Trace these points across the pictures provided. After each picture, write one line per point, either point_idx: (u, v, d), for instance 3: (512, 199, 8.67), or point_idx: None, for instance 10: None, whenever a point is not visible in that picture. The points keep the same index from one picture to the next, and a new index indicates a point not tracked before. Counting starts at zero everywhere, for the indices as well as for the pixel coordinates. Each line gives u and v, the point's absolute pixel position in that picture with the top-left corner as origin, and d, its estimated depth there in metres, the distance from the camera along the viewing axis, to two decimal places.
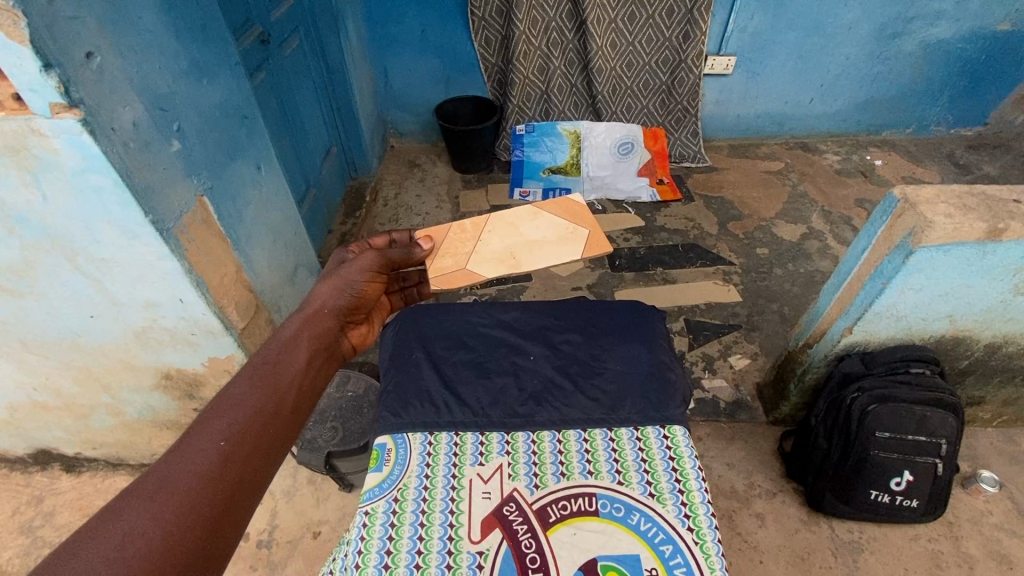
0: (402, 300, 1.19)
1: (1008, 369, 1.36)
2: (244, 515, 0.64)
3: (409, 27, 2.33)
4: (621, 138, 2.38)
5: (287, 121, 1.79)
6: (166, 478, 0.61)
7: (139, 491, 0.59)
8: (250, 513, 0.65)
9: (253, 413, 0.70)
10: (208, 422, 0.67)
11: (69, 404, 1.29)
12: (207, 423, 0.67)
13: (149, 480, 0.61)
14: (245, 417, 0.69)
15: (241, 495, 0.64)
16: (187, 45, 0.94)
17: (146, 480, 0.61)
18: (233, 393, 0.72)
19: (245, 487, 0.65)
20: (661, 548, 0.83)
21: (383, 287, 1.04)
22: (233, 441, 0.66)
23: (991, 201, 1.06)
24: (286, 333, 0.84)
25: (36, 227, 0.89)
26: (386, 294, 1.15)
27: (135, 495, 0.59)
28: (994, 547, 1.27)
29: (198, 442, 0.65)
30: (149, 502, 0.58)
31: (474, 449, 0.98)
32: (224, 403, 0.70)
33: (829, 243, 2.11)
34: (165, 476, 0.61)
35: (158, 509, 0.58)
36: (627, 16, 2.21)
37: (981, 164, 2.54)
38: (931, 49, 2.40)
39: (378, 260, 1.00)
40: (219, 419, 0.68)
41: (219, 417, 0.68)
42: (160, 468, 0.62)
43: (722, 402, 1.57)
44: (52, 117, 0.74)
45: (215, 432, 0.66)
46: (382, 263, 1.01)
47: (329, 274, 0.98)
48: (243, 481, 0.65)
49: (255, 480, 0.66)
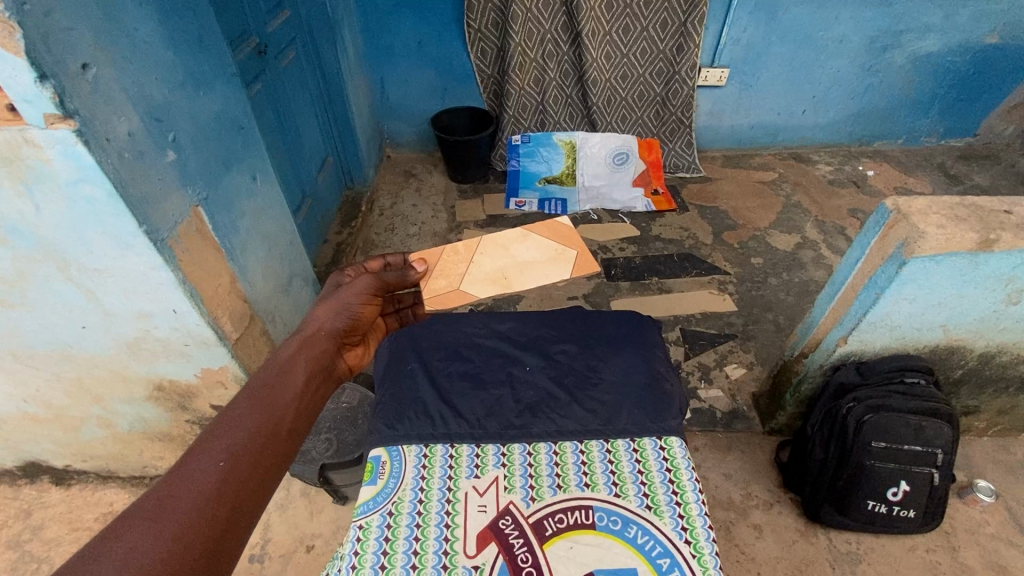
0: (397, 321, 1.24)
1: (1002, 379, 1.36)
2: (243, 534, 0.63)
3: (405, 39, 2.34)
4: (616, 149, 2.42)
5: (283, 130, 1.79)
6: (168, 498, 0.60)
7: (140, 511, 0.59)
8: (249, 531, 0.64)
9: (252, 433, 0.69)
10: (207, 443, 0.67)
11: (59, 416, 1.27)
12: (206, 444, 0.67)
13: (151, 499, 0.60)
14: (244, 437, 0.69)
15: (241, 513, 0.63)
16: (183, 57, 0.94)
17: (147, 501, 0.60)
18: (232, 414, 0.72)
19: (246, 505, 0.64)
20: (658, 561, 0.82)
21: (377, 310, 1.03)
22: (231, 461, 0.65)
23: (982, 212, 1.07)
24: (283, 355, 0.83)
25: (30, 238, 0.88)
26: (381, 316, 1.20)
27: (135, 515, 0.58)
28: (991, 556, 1.27)
29: (197, 463, 0.64)
30: (149, 521, 0.58)
31: (469, 462, 0.97)
32: (223, 424, 0.70)
33: (823, 253, 2.13)
34: (165, 497, 0.61)
35: (158, 530, 0.57)
36: (622, 29, 2.23)
37: (971, 175, 2.57)
38: (920, 62, 2.43)
39: (374, 283, 0.99)
40: (218, 438, 0.67)
41: (218, 437, 0.67)
42: (161, 488, 0.62)
43: (718, 412, 1.57)
44: (46, 128, 0.73)
45: (215, 452, 0.66)
46: (377, 285, 0.99)
47: (324, 297, 0.97)
48: (244, 499, 0.64)
49: (254, 499, 0.65)
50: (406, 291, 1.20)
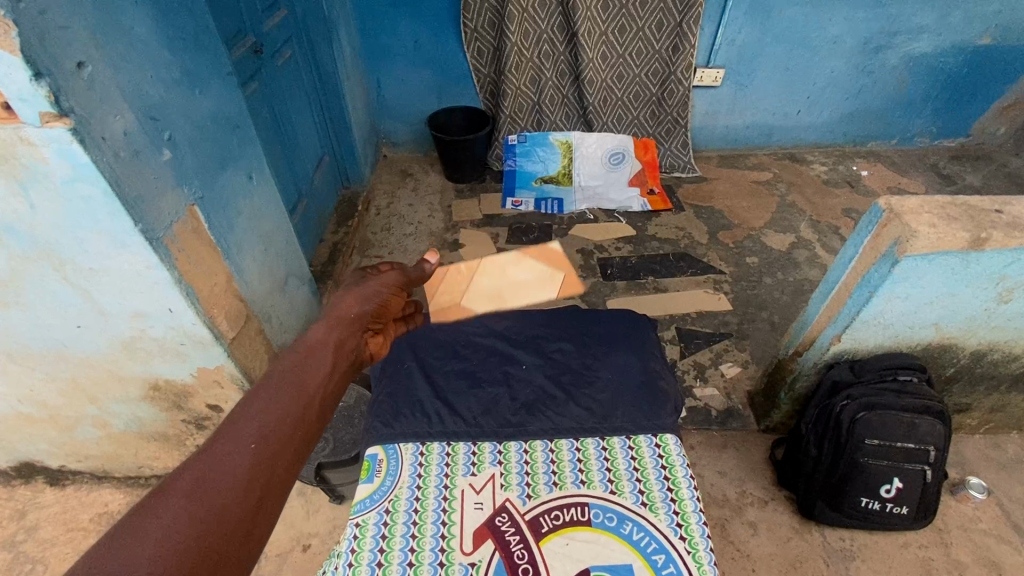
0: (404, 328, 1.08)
1: (993, 377, 1.38)
2: (272, 518, 0.62)
3: (401, 38, 2.35)
4: (612, 149, 2.43)
5: (279, 129, 1.79)
6: (201, 479, 0.60)
7: (173, 490, 0.58)
8: (279, 515, 0.63)
9: (283, 415, 0.68)
10: (239, 424, 0.66)
11: (53, 416, 1.27)
12: (237, 424, 0.66)
13: (184, 479, 0.59)
14: (275, 419, 0.67)
15: (271, 498, 0.62)
16: (179, 55, 0.94)
17: (180, 480, 0.59)
18: (263, 395, 0.70)
19: (276, 490, 0.63)
20: (653, 558, 0.83)
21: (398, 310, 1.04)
22: (263, 445, 0.64)
23: (974, 211, 1.08)
24: (311, 338, 0.81)
25: (25, 237, 0.88)
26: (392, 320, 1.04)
27: (170, 494, 0.58)
28: (983, 553, 1.28)
29: (229, 444, 0.63)
30: (183, 501, 0.57)
31: (466, 459, 0.98)
32: (254, 406, 0.68)
33: (817, 252, 2.14)
34: (198, 478, 0.60)
35: (191, 512, 0.57)
36: (617, 29, 2.24)
37: (964, 174, 2.59)
38: (913, 62, 2.45)
39: (401, 278, 1.02)
40: (249, 420, 0.66)
41: (249, 419, 0.66)
42: (194, 467, 0.61)
43: (713, 411, 1.58)
44: (41, 127, 0.73)
45: (247, 434, 0.64)
46: (402, 281, 1.02)
47: (348, 286, 0.97)
48: (274, 484, 0.63)
49: (284, 484, 0.64)
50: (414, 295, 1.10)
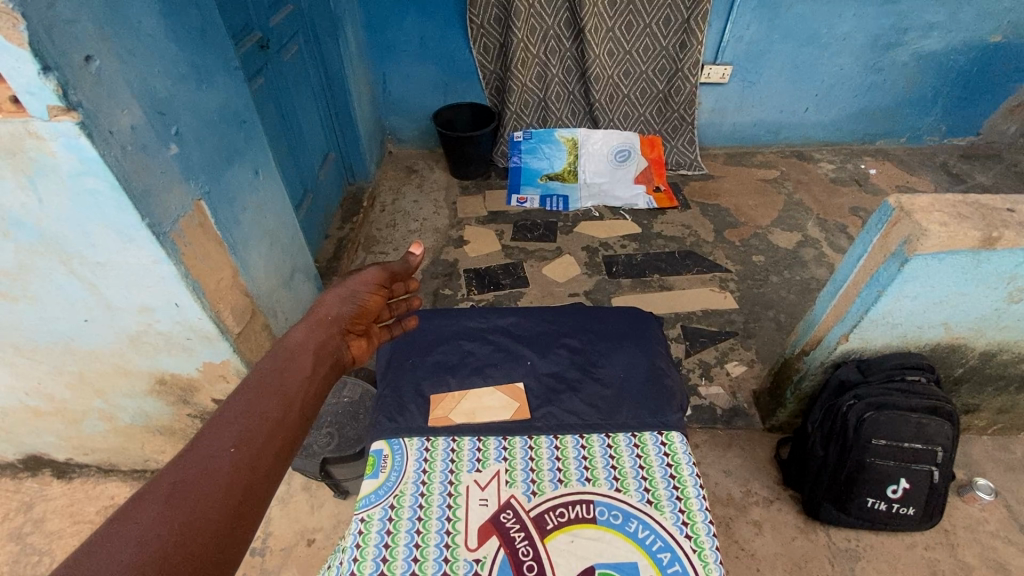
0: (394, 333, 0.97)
1: (1002, 377, 1.37)
2: (253, 521, 0.61)
3: (407, 34, 2.34)
4: (618, 146, 2.44)
5: (285, 124, 1.79)
6: (180, 483, 0.58)
7: (152, 495, 0.57)
8: (260, 517, 0.62)
9: (262, 419, 0.68)
10: (217, 428, 0.65)
11: (60, 409, 1.28)
12: (216, 430, 0.65)
13: (162, 483, 0.58)
14: (254, 424, 0.67)
15: (252, 501, 0.61)
16: (186, 49, 0.94)
17: (159, 484, 0.58)
18: (241, 400, 0.69)
19: (256, 494, 0.62)
20: (659, 556, 0.82)
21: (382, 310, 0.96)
22: (242, 449, 0.64)
23: (985, 210, 1.07)
24: (292, 338, 0.79)
25: (31, 230, 0.88)
26: (376, 325, 0.95)
27: (149, 497, 0.56)
28: (990, 555, 1.27)
29: (209, 449, 0.62)
30: (162, 504, 0.56)
31: (471, 456, 0.98)
32: (232, 412, 0.67)
33: (825, 251, 2.13)
34: (177, 481, 0.59)
35: (171, 515, 0.55)
36: (625, 25, 2.23)
37: (973, 174, 2.56)
38: (923, 60, 2.43)
39: (381, 273, 0.95)
40: (228, 425, 0.66)
41: (227, 425, 0.66)
42: (173, 472, 0.60)
43: (719, 409, 1.57)
44: (50, 120, 0.73)
45: (225, 439, 0.64)
46: (383, 277, 0.95)
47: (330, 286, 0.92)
48: (256, 486, 0.62)
49: (264, 487, 0.64)
50: (399, 296, 1.00)
